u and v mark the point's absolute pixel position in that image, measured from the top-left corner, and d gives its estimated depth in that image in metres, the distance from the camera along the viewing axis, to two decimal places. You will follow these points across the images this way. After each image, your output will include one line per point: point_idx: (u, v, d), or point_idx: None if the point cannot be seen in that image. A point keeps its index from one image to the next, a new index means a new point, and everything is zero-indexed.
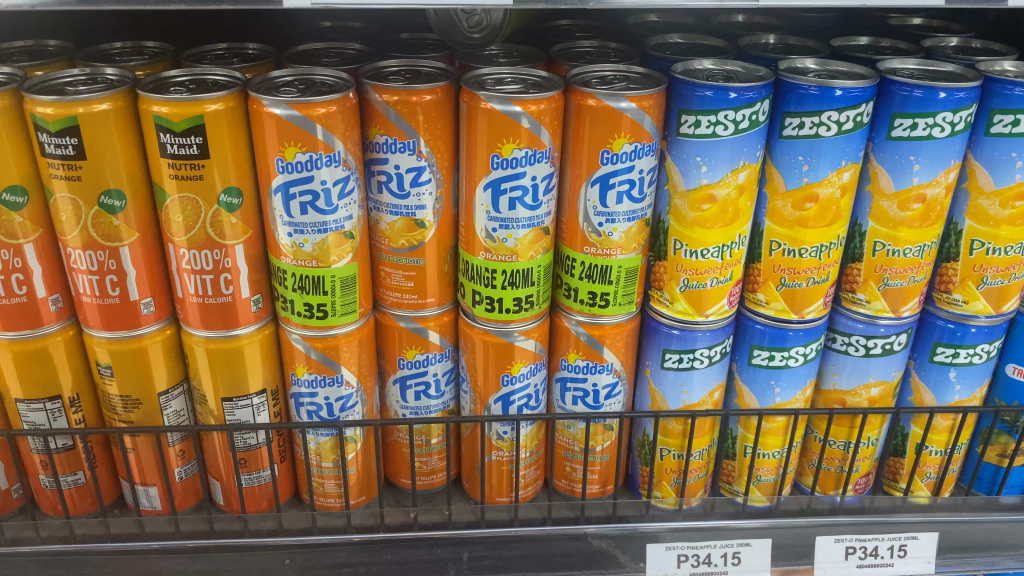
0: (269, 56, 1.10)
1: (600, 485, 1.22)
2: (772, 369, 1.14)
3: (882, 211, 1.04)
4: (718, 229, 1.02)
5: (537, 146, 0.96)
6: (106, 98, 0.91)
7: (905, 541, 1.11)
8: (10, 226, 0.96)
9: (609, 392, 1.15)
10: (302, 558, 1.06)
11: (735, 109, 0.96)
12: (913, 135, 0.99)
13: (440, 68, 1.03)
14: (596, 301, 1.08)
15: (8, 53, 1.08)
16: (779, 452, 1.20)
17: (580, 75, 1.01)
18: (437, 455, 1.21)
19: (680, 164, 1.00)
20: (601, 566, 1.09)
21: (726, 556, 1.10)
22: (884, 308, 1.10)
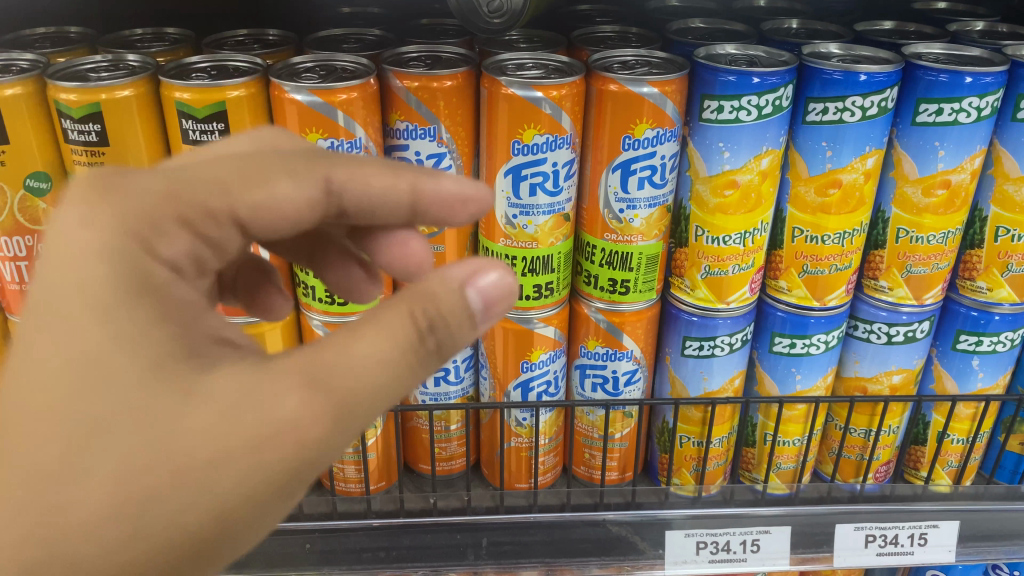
0: (290, 41, 1.10)
1: (619, 472, 1.22)
2: (792, 357, 1.13)
3: (906, 197, 1.03)
4: (740, 215, 1.01)
5: (558, 131, 0.96)
6: (128, 84, 0.91)
7: (925, 530, 1.12)
8: (34, 212, 0.97)
9: (629, 378, 1.15)
10: (323, 543, 1.08)
11: (758, 94, 0.95)
12: (939, 120, 0.98)
13: (461, 54, 1.03)
14: (616, 288, 1.07)
15: (31, 40, 1.09)
16: (799, 440, 1.19)
17: (601, 60, 1.01)
18: (457, 442, 1.22)
19: (702, 150, 1.00)
20: (620, 553, 1.09)
21: (745, 544, 1.11)
22: (907, 295, 1.09)
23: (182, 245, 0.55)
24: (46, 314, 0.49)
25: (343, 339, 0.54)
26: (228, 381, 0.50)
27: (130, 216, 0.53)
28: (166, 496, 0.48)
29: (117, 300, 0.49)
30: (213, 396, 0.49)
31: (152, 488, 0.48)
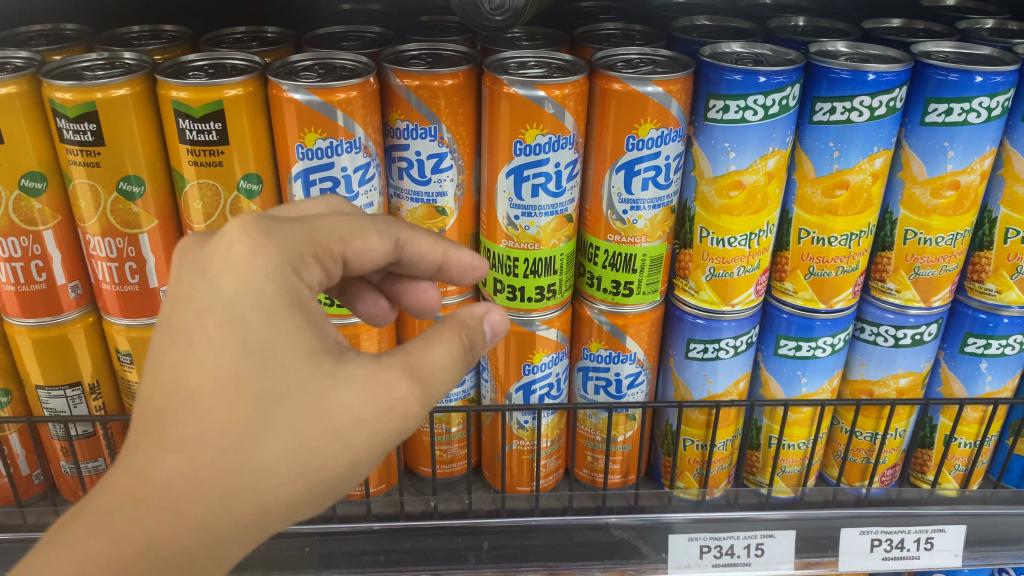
0: (289, 39, 1.08)
1: (622, 474, 1.20)
2: (798, 360, 1.12)
3: (915, 198, 1.01)
4: (746, 216, 1.00)
5: (561, 131, 0.94)
6: (124, 83, 0.90)
7: (931, 534, 1.10)
8: (29, 212, 0.96)
9: (632, 381, 1.13)
10: (322, 546, 1.06)
11: (765, 93, 0.93)
12: (948, 120, 0.96)
13: (462, 52, 1.01)
14: (620, 289, 1.06)
15: (26, 37, 1.07)
16: (805, 443, 1.18)
17: (604, 58, 0.99)
18: (458, 444, 1.20)
19: (708, 150, 0.98)
20: (622, 557, 1.08)
21: (749, 548, 1.10)
22: (914, 297, 1.07)
23: (317, 276, 0.59)
24: (216, 309, 0.53)
25: (425, 343, 0.59)
26: (361, 369, 0.54)
27: (286, 249, 0.56)
28: (317, 454, 0.52)
29: (278, 299, 0.53)
30: (350, 385, 0.53)
31: (310, 446, 0.52)
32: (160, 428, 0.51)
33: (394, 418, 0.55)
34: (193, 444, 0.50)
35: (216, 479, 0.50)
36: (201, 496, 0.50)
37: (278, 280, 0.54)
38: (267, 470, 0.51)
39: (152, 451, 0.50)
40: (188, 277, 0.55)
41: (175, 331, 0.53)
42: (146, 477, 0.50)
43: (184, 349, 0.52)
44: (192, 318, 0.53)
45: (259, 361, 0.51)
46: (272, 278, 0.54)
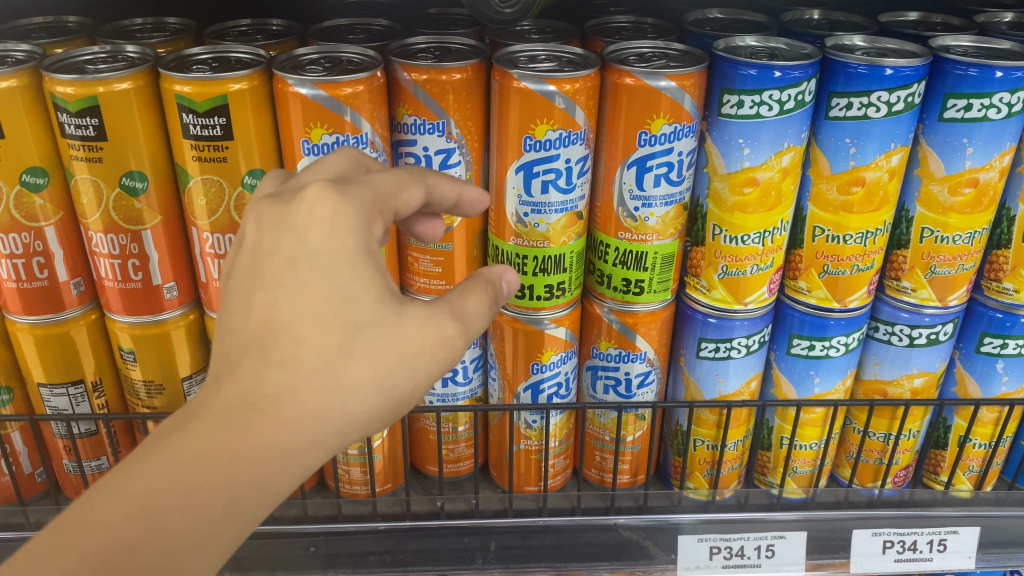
0: (294, 32, 1.06)
1: (631, 475, 1.19)
2: (811, 359, 1.10)
3: (932, 195, 0.99)
4: (760, 214, 0.98)
5: (572, 126, 0.92)
6: (126, 77, 0.88)
7: (945, 536, 1.08)
8: (30, 208, 0.94)
9: (642, 380, 1.12)
10: (328, 546, 1.05)
11: (780, 89, 0.91)
12: (967, 116, 0.94)
13: (471, 45, 0.99)
14: (630, 288, 1.04)
15: (27, 30, 1.06)
16: (817, 443, 1.16)
17: (616, 52, 0.97)
18: (465, 443, 1.19)
19: (722, 146, 0.96)
20: (631, 558, 1.06)
21: (760, 549, 1.08)
22: (930, 297, 1.06)
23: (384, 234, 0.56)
24: (307, 248, 0.51)
25: (461, 291, 0.57)
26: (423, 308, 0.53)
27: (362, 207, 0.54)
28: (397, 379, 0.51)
29: (366, 239, 0.52)
30: (419, 315, 0.52)
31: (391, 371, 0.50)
32: (260, 350, 0.48)
33: (453, 348, 0.54)
34: (294, 362, 0.48)
35: (313, 395, 0.48)
36: (299, 410, 0.48)
37: (363, 222, 0.53)
38: (357, 388, 0.49)
39: (254, 368, 0.48)
40: (271, 224, 0.53)
41: (263, 271, 0.51)
42: (245, 392, 0.47)
43: (277, 286, 0.50)
44: (280, 262, 0.51)
45: (352, 290, 0.50)
46: (361, 222, 0.53)
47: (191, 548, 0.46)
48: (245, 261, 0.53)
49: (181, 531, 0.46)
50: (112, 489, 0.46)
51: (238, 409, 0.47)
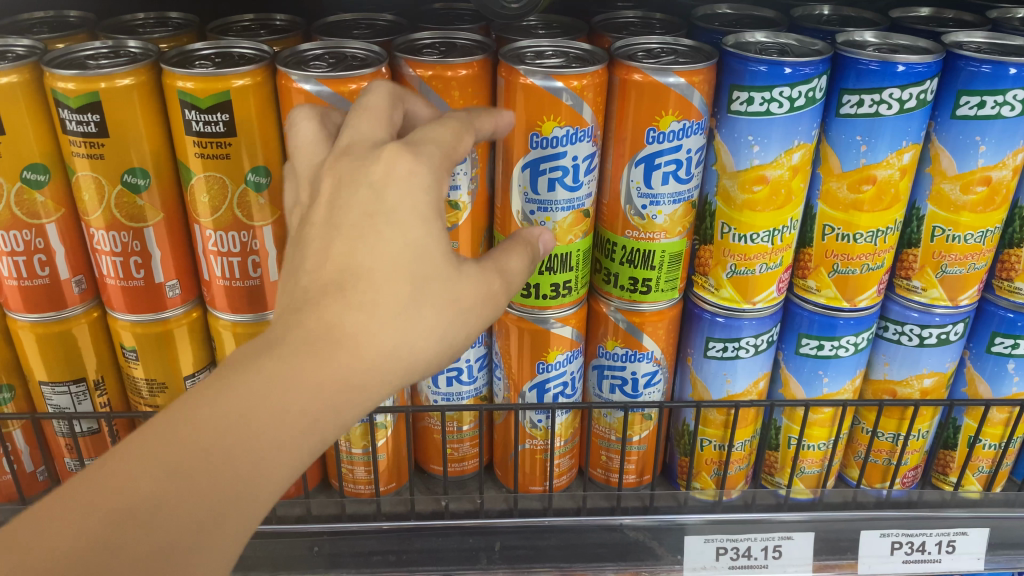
0: (298, 27, 1.05)
1: (637, 474, 1.18)
2: (820, 359, 1.09)
3: (944, 194, 0.98)
4: (770, 212, 0.97)
5: (579, 123, 0.91)
6: (128, 72, 0.87)
7: (953, 537, 1.07)
8: (31, 205, 0.93)
9: (649, 380, 1.11)
10: (331, 545, 1.04)
11: (791, 85, 0.90)
12: (981, 114, 0.93)
13: (476, 41, 0.98)
14: (637, 287, 1.03)
15: (28, 24, 1.04)
16: (825, 444, 1.15)
17: (624, 48, 0.96)
18: (469, 442, 1.18)
19: (731, 143, 0.95)
20: (637, 558, 1.05)
21: (767, 550, 1.07)
22: (941, 296, 1.04)
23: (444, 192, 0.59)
24: (385, 205, 0.55)
25: (505, 251, 0.64)
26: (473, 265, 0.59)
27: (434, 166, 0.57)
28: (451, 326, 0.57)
29: (437, 199, 0.56)
30: (471, 271, 0.59)
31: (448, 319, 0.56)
32: (339, 292, 0.52)
33: (497, 303, 0.61)
34: (371, 305, 0.53)
35: (388, 333, 0.53)
36: (376, 346, 0.53)
37: (435, 182, 0.57)
38: (423, 334, 0.55)
39: (333, 308, 0.52)
40: (349, 177, 0.57)
41: (342, 221, 0.55)
42: (326, 326, 0.52)
43: (357, 235, 0.54)
44: (359, 216, 0.54)
45: (426, 245, 0.54)
46: (434, 181, 0.57)
47: (274, 461, 0.51)
48: (322, 214, 0.56)
49: (269, 443, 0.50)
50: (211, 396, 0.50)
51: (321, 340, 0.52)
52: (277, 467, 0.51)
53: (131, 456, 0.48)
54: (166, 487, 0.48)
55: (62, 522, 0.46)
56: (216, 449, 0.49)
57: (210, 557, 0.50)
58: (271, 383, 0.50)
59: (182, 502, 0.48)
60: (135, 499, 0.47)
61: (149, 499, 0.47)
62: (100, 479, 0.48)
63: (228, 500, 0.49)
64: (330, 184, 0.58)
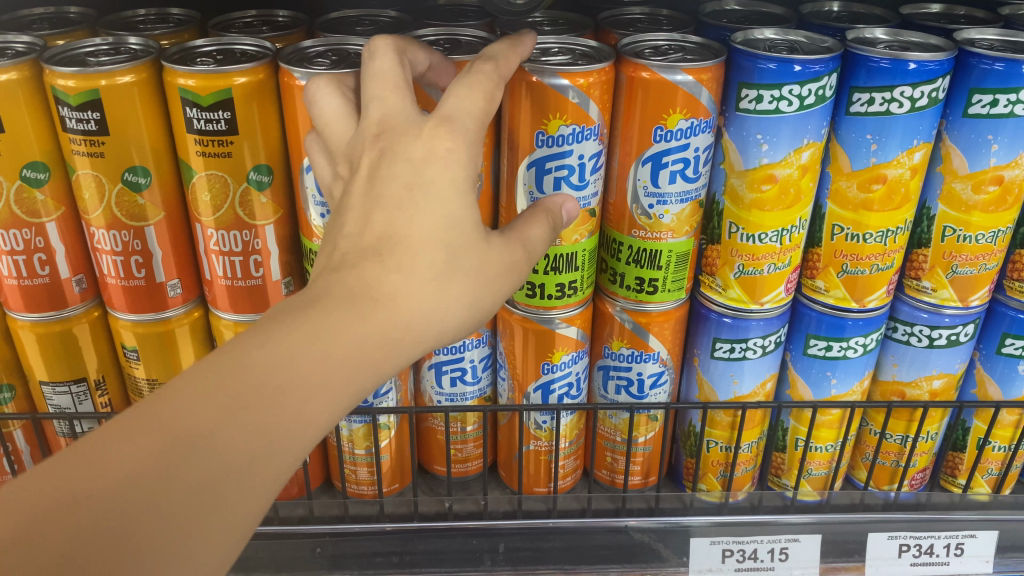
0: (301, 23, 1.04)
1: (643, 476, 1.17)
2: (828, 360, 1.07)
3: (955, 193, 0.97)
4: (778, 212, 0.95)
5: (586, 121, 0.90)
6: (129, 69, 0.86)
7: (962, 540, 1.05)
8: (31, 204, 0.92)
9: (655, 381, 1.10)
10: (334, 547, 1.03)
11: (800, 83, 0.89)
12: (993, 112, 0.91)
13: (481, 38, 0.97)
14: (643, 287, 1.02)
15: (28, 20, 1.03)
16: (832, 445, 1.14)
17: (631, 45, 0.95)
18: (473, 443, 1.17)
19: (739, 142, 0.94)
20: (642, 560, 1.04)
21: (773, 552, 1.04)
22: (951, 297, 1.03)
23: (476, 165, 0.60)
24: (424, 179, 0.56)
25: (528, 221, 0.66)
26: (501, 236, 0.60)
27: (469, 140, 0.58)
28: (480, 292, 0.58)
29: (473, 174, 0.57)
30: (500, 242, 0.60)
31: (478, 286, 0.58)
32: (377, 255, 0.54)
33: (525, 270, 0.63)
34: (409, 267, 0.54)
35: (423, 297, 0.54)
36: (412, 308, 0.54)
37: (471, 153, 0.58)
38: (455, 302, 0.56)
39: (373, 270, 0.53)
40: (388, 149, 0.57)
41: (382, 193, 0.55)
42: (365, 286, 0.53)
43: (394, 211, 0.55)
44: (400, 187, 0.55)
45: (461, 217, 0.56)
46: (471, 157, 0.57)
47: (318, 407, 0.50)
48: (364, 185, 0.57)
49: (314, 386, 0.50)
50: (259, 340, 0.50)
51: (358, 300, 0.52)
52: (319, 414, 0.51)
53: (182, 389, 0.47)
54: (221, 420, 0.47)
55: (115, 449, 0.44)
56: (268, 387, 0.48)
57: (256, 498, 0.48)
58: (317, 332, 0.50)
59: (235, 434, 0.47)
60: (189, 428, 0.46)
61: (203, 429, 0.46)
62: (151, 408, 0.46)
63: (276, 440, 0.48)
64: (369, 154, 0.58)
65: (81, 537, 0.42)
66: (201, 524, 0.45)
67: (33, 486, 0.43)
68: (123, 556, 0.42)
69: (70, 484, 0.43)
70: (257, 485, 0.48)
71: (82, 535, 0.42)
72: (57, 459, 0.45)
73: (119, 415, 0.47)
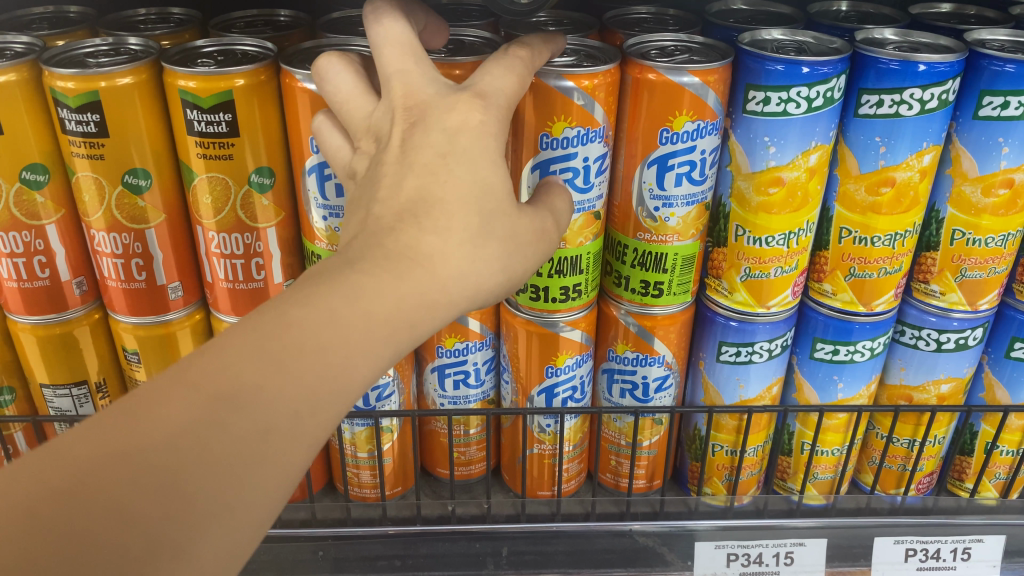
0: (303, 23, 1.03)
1: (647, 479, 1.16)
2: (834, 364, 1.06)
3: (964, 196, 0.96)
4: (786, 215, 0.94)
5: (591, 123, 0.89)
6: (129, 71, 0.85)
7: (969, 544, 1.02)
8: (31, 206, 0.91)
9: (659, 384, 1.09)
10: (336, 550, 1.02)
11: (808, 85, 0.87)
12: (1004, 114, 0.90)
13: (485, 38, 0.96)
14: (649, 290, 1.01)
15: (28, 21, 1.02)
16: (838, 449, 1.13)
17: (636, 45, 0.94)
18: (476, 446, 1.16)
19: (747, 144, 0.93)
20: (646, 564, 1.01)
21: (778, 556, 1.01)
22: (960, 300, 1.02)
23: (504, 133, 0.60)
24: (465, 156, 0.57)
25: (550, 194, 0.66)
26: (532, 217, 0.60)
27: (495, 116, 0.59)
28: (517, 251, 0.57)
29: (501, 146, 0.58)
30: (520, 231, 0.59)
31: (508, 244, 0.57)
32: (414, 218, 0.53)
33: (551, 242, 0.63)
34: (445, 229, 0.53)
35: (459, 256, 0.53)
36: (449, 268, 0.53)
37: (500, 130, 0.59)
38: (488, 271, 0.55)
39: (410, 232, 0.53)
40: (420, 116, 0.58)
41: (416, 160, 0.55)
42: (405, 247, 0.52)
43: (426, 177, 0.55)
44: (432, 156, 0.55)
45: (478, 212, 0.55)
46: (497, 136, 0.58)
47: (359, 366, 0.49)
48: (397, 152, 0.57)
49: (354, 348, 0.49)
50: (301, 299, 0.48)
51: (392, 264, 0.52)
52: (355, 380, 0.50)
53: (227, 345, 0.46)
54: (267, 375, 0.46)
55: (162, 402, 0.43)
56: (312, 342, 0.47)
57: (299, 456, 0.47)
58: (357, 289, 0.49)
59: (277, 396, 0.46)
60: (235, 384, 0.45)
61: (251, 383, 0.45)
62: (202, 366, 0.45)
63: (319, 396, 0.48)
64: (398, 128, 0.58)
65: (130, 488, 0.41)
66: (248, 478, 0.45)
67: (81, 436, 0.42)
68: (173, 509, 0.42)
69: (118, 438, 0.42)
70: (301, 442, 0.47)
71: (131, 488, 0.41)
72: (101, 412, 0.43)
73: (165, 371, 0.46)
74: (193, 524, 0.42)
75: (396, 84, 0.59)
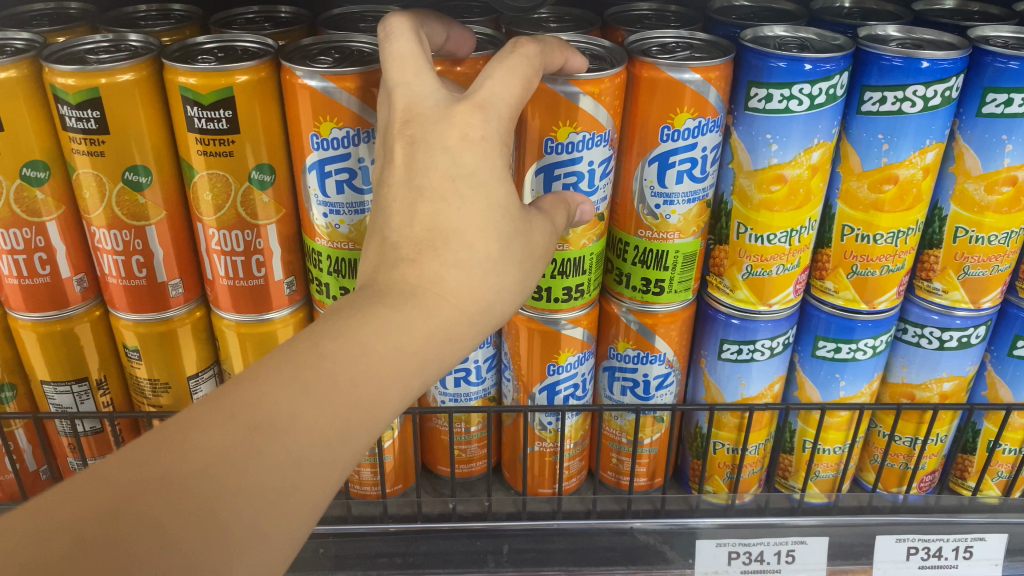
0: (303, 20, 1.02)
1: (648, 477, 1.16)
2: (836, 362, 1.06)
3: (967, 194, 0.95)
4: (788, 212, 0.94)
5: (595, 128, 0.88)
6: (129, 68, 0.85)
7: (971, 542, 1.01)
8: (31, 202, 0.91)
9: (660, 382, 1.09)
10: (337, 547, 1.01)
11: (811, 82, 0.87)
12: (1008, 112, 0.90)
13: (487, 34, 0.95)
14: (649, 288, 1.01)
15: (28, 17, 1.02)
16: (840, 448, 1.13)
17: (637, 42, 0.94)
18: (477, 443, 1.16)
19: (748, 141, 0.92)
20: (646, 562, 1.01)
21: (779, 555, 1.01)
22: (963, 299, 1.01)
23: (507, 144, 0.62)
24: (463, 166, 0.58)
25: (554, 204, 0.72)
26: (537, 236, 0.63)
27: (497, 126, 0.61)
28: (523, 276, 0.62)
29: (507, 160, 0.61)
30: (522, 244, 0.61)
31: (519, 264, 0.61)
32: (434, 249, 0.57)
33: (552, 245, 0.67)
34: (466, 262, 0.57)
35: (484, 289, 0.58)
36: (473, 302, 0.58)
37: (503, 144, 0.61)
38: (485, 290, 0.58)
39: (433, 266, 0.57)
40: (426, 135, 0.59)
41: (424, 184, 0.59)
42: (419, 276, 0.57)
43: (439, 203, 0.58)
44: (441, 178, 0.58)
45: None
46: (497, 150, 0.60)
47: (375, 389, 0.52)
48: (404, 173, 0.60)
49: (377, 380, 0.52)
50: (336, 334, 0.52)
51: (416, 301, 0.55)
52: (367, 390, 0.51)
53: (261, 377, 0.49)
54: (300, 407, 0.48)
55: (201, 431, 0.46)
56: (344, 375, 0.51)
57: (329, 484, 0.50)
58: (390, 326, 0.54)
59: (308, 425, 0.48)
60: (269, 415, 0.47)
61: (285, 414, 0.48)
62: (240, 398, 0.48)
63: (345, 427, 0.50)
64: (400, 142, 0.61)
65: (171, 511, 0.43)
66: (285, 505, 0.47)
67: (122, 465, 0.44)
68: (209, 534, 0.43)
69: (158, 464, 0.44)
70: (329, 473, 0.49)
71: (171, 512, 0.43)
72: (137, 443, 0.46)
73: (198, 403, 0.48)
74: (229, 549, 0.44)
75: (399, 98, 0.62)
